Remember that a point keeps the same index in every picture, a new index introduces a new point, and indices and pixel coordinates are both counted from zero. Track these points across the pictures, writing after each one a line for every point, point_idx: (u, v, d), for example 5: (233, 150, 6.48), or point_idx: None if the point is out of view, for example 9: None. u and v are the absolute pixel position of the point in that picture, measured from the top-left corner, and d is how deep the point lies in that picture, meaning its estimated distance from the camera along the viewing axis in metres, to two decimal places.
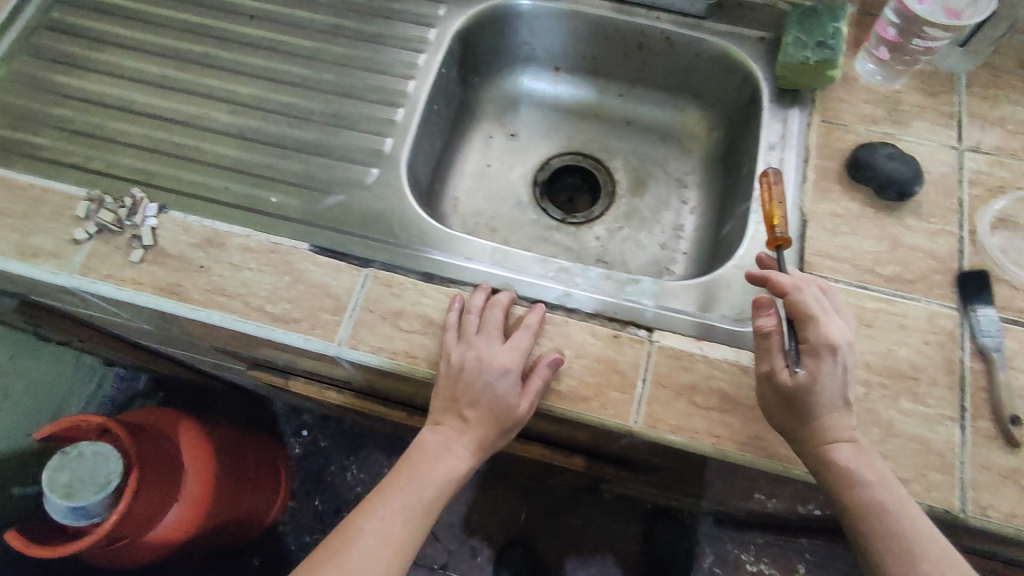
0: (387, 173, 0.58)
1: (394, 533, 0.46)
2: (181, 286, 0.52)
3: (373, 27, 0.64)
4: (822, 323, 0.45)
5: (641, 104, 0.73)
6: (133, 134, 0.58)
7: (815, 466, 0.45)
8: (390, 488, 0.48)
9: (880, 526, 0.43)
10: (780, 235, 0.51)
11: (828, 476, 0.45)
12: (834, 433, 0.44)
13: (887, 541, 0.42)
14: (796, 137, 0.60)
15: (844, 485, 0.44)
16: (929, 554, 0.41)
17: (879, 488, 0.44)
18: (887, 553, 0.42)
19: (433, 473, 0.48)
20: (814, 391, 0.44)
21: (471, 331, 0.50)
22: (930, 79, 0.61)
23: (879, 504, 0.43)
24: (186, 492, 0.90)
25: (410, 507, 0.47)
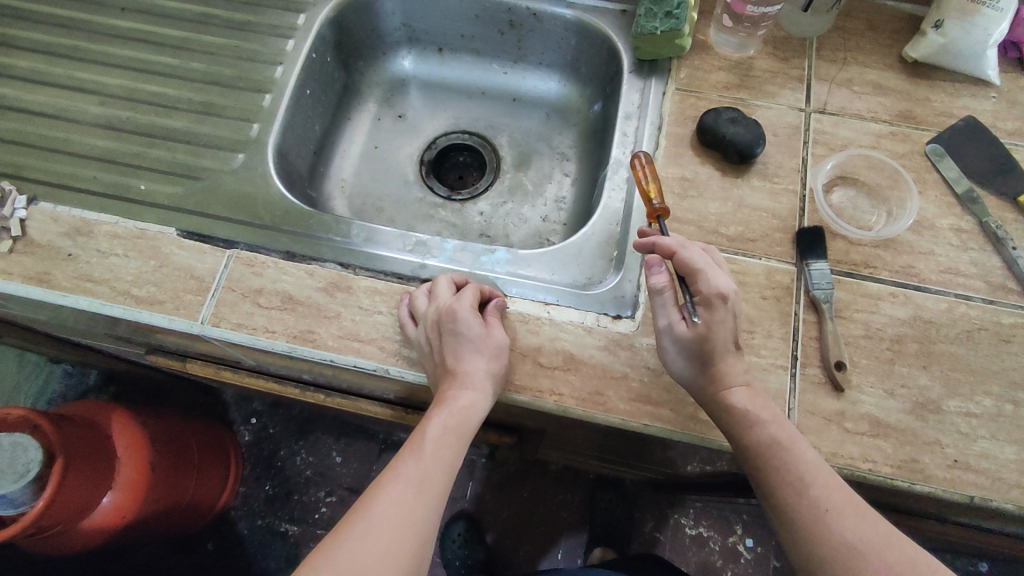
0: (252, 157, 0.60)
1: (419, 483, 0.45)
2: (49, 274, 0.54)
3: (242, 14, 0.66)
4: (709, 275, 0.48)
5: (524, 79, 0.75)
6: (4, 128, 0.60)
7: (714, 412, 0.47)
8: (405, 450, 0.47)
9: (774, 461, 0.45)
10: (658, 206, 0.53)
11: (725, 419, 0.47)
12: (727, 378, 0.47)
13: (782, 474, 0.44)
14: (652, 106, 0.62)
15: (740, 426, 0.46)
16: (814, 483, 0.43)
17: (772, 425, 0.46)
18: (785, 488, 0.44)
19: (441, 422, 0.47)
20: (710, 338, 0.47)
21: (422, 303, 0.51)
22: (782, 44, 0.63)
23: (775, 441, 0.45)
24: (119, 478, 0.91)
25: (430, 456, 0.46)
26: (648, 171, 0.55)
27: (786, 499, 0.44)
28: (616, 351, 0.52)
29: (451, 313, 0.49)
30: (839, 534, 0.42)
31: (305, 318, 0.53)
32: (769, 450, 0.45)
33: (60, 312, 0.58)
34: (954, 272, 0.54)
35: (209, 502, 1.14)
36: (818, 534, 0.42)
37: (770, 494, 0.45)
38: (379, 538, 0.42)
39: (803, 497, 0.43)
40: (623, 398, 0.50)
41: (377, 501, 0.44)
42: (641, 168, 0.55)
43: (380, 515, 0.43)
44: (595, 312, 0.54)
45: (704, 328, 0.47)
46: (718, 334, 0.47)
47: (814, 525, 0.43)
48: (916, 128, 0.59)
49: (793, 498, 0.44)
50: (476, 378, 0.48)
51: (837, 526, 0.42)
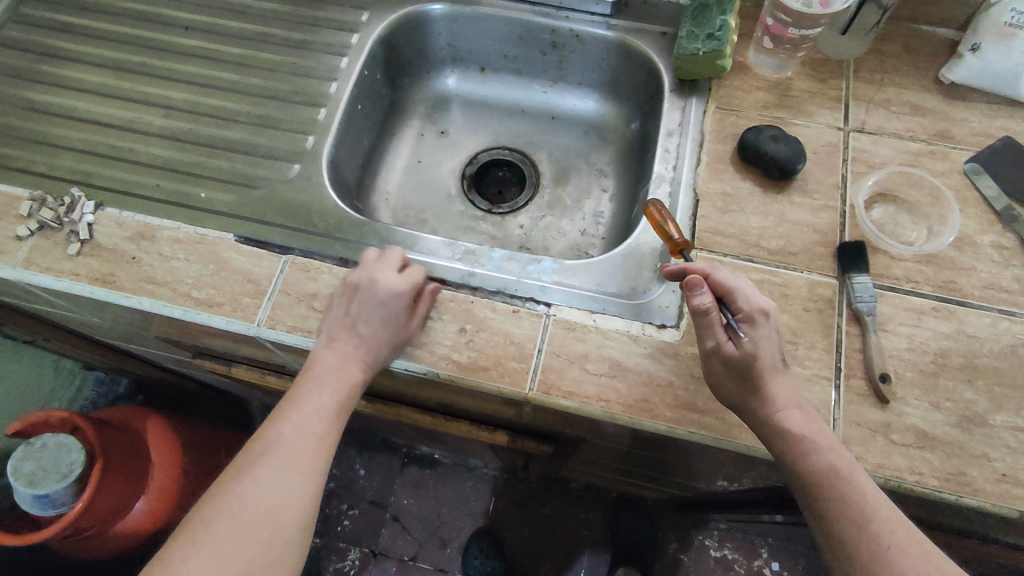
0: (307, 168, 0.63)
1: (309, 438, 0.48)
2: (114, 276, 0.56)
3: (297, 33, 0.70)
4: (747, 293, 0.49)
5: (563, 98, 0.77)
6: (74, 138, 0.63)
7: (766, 437, 0.47)
8: (297, 402, 0.49)
9: (835, 491, 0.44)
10: (680, 240, 0.55)
11: (779, 443, 0.46)
12: (777, 399, 0.47)
13: (839, 504, 0.44)
14: (693, 124, 0.64)
15: (795, 451, 0.45)
16: (875, 516, 0.43)
17: (831, 453, 0.45)
18: (845, 519, 0.44)
19: (336, 383, 0.50)
20: (757, 355, 0.47)
21: (370, 262, 0.55)
22: (820, 66, 0.65)
23: (834, 470, 0.45)
24: (152, 484, 0.92)
25: (325, 412, 0.49)
26: (664, 213, 0.56)
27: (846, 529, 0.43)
28: (661, 359, 0.53)
29: (387, 284, 0.52)
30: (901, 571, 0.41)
31: None
32: (829, 476, 0.45)
33: (118, 313, 0.60)
34: (997, 288, 0.55)
35: None
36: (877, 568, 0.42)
37: (826, 524, 0.45)
38: (274, 489, 0.45)
39: (864, 528, 0.43)
40: (669, 405, 0.51)
41: (269, 453, 0.47)
42: (658, 211, 0.56)
43: (273, 469, 0.46)
44: (640, 321, 0.55)
45: (750, 345, 0.47)
46: (764, 352, 0.47)
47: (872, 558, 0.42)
48: (954, 147, 0.60)
49: (852, 531, 0.43)
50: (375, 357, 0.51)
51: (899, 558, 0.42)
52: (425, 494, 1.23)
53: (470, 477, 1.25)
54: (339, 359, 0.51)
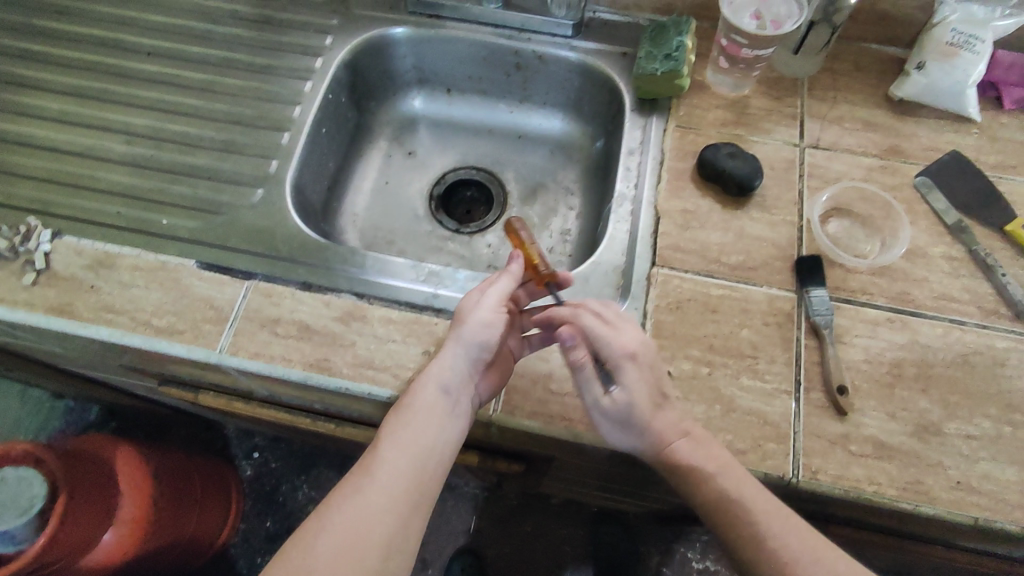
0: (271, 192, 0.63)
1: (419, 452, 0.46)
2: (72, 305, 0.55)
3: (261, 58, 0.70)
4: (615, 336, 0.49)
5: (529, 118, 0.78)
6: (32, 166, 0.63)
7: (667, 472, 0.48)
8: (398, 426, 0.46)
9: (733, 515, 0.45)
10: (545, 271, 0.55)
11: (675, 477, 0.48)
12: (665, 437, 0.48)
13: (739, 532, 0.45)
14: (653, 142, 0.65)
15: (693, 484, 0.47)
16: (772, 542, 0.44)
17: (723, 477, 0.46)
18: (745, 541, 0.45)
19: (434, 389, 0.48)
20: (630, 403, 0.48)
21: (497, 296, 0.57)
22: (775, 84, 0.67)
23: (730, 496, 0.46)
24: (121, 515, 0.90)
25: (429, 424, 0.47)
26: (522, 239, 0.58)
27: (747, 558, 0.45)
28: None
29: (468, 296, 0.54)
30: None
31: (322, 346, 0.54)
32: (726, 506, 0.46)
33: (78, 342, 0.60)
34: (948, 299, 0.56)
35: (211, 538, 1.11)
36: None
37: (734, 551, 0.46)
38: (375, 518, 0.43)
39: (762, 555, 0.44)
40: None
41: (370, 481, 0.44)
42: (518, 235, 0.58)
43: (376, 497, 0.43)
44: None
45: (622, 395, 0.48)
46: (638, 399, 0.48)
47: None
48: (905, 162, 0.62)
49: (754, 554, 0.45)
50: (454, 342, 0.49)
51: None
52: None
53: (451, 496, 1.23)
54: (441, 377, 0.48)
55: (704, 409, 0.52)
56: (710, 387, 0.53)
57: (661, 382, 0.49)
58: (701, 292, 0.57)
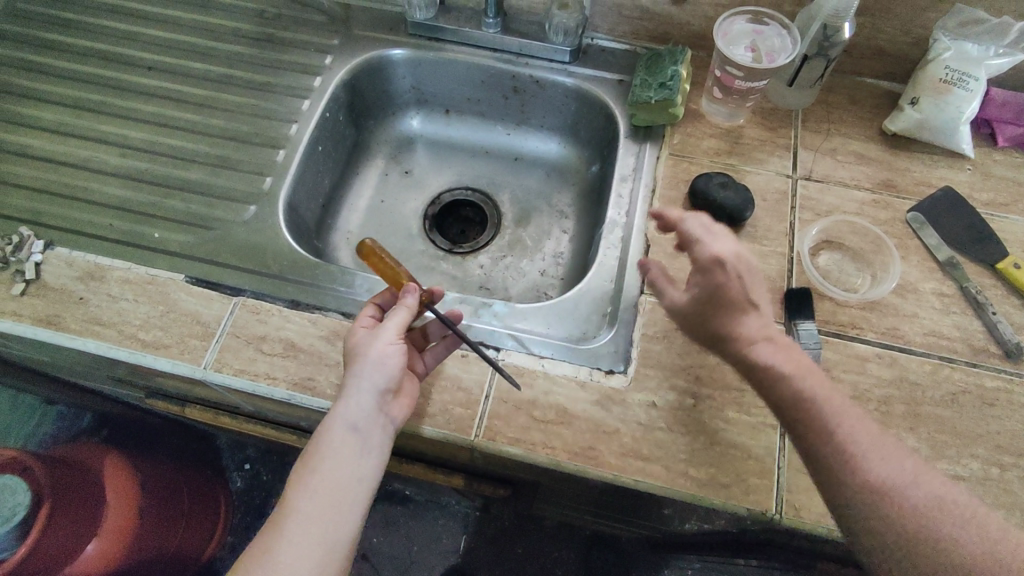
0: (264, 209, 0.63)
1: (331, 497, 0.44)
2: (60, 316, 0.55)
3: (261, 76, 0.71)
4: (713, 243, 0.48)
5: (526, 140, 0.79)
6: (27, 176, 0.64)
7: (749, 373, 0.45)
8: (306, 472, 0.45)
9: (819, 417, 0.42)
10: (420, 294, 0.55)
11: (758, 375, 0.45)
12: (747, 337, 0.45)
13: (834, 454, 0.41)
14: (646, 169, 0.65)
15: (774, 382, 0.44)
16: (870, 463, 0.41)
17: (810, 383, 0.44)
18: (828, 446, 0.42)
19: (342, 428, 0.46)
20: (720, 309, 0.46)
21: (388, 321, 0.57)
22: (770, 115, 0.67)
23: (813, 398, 0.43)
24: (105, 524, 0.89)
25: (340, 465, 0.45)
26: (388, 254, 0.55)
27: (841, 484, 0.41)
28: (608, 406, 0.53)
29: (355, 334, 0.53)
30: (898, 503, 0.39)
31: (307, 365, 0.54)
32: (806, 416, 0.43)
33: (65, 353, 0.60)
34: (938, 336, 0.56)
35: (196, 555, 1.08)
36: (876, 527, 0.39)
37: (815, 463, 0.42)
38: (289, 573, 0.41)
39: (861, 481, 0.40)
40: (615, 453, 0.51)
41: (281, 535, 0.43)
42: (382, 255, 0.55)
43: (289, 551, 0.42)
44: (589, 366, 0.55)
45: (699, 283, 0.47)
46: (730, 299, 0.46)
47: (875, 517, 0.39)
48: (897, 196, 0.62)
49: (842, 464, 0.41)
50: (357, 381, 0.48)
51: (903, 512, 0.39)
52: (393, 531, 1.20)
53: (442, 514, 1.22)
54: (348, 415, 0.46)
55: (688, 441, 0.51)
56: (695, 419, 0.52)
57: (754, 284, 0.47)
58: None
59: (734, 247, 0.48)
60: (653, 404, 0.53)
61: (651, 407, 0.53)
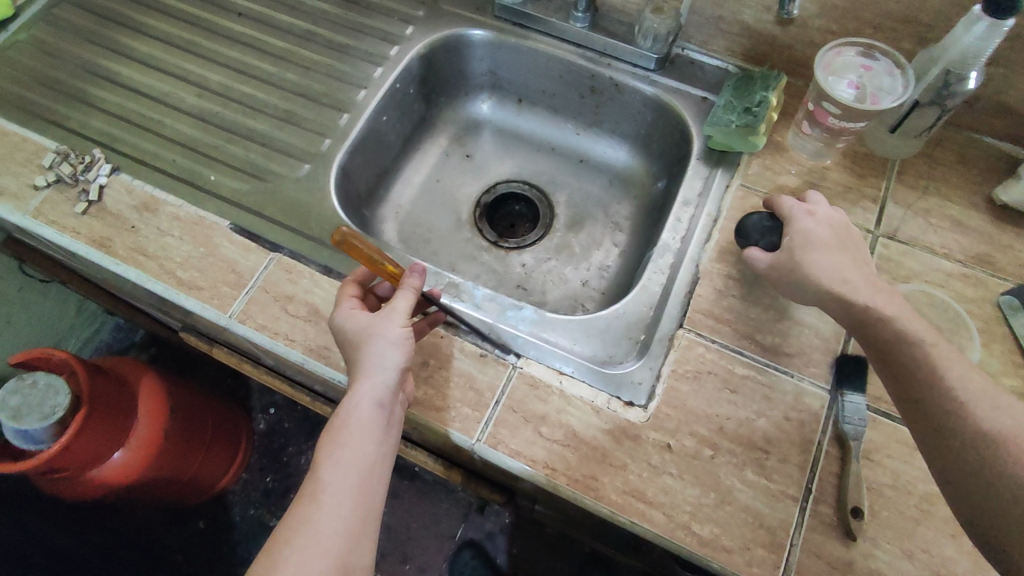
0: (317, 170, 0.63)
1: (361, 471, 0.44)
2: (110, 241, 0.57)
3: (341, 37, 0.71)
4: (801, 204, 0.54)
5: (595, 143, 0.75)
6: (110, 101, 0.66)
7: (854, 321, 0.46)
8: (334, 449, 0.44)
9: (914, 354, 0.42)
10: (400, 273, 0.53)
11: (859, 320, 0.46)
12: (831, 268, 0.48)
13: (952, 399, 0.40)
14: (713, 195, 0.61)
15: (869, 320, 0.45)
16: (998, 410, 0.39)
17: (902, 319, 0.44)
18: (932, 388, 0.41)
19: (367, 406, 0.45)
20: (805, 247, 0.50)
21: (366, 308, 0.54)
22: (862, 160, 0.61)
23: (912, 336, 0.43)
24: (133, 437, 0.92)
25: (367, 439, 0.44)
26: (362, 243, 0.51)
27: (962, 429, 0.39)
28: (619, 439, 0.50)
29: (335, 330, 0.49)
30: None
31: (325, 334, 0.53)
32: (899, 359, 0.43)
33: (111, 275, 0.62)
34: None
35: (208, 482, 1.12)
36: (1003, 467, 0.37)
37: (916, 412, 0.42)
38: (329, 546, 0.41)
39: (988, 428, 0.38)
40: (617, 489, 0.48)
41: (316, 511, 0.42)
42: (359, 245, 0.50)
43: (327, 525, 0.42)
44: (608, 393, 0.52)
45: (800, 229, 0.51)
46: (813, 236, 0.50)
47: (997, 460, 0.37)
48: (992, 275, 0.55)
49: (946, 408, 0.40)
50: (379, 361, 0.46)
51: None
52: (395, 504, 1.20)
53: (445, 498, 1.20)
54: (373, 392, 0.45)
55: (697, 494, 0.48)
56: (709, 472, 0.49)
57: (850, 244, 0.50)
58: (724, 367, 0.52)
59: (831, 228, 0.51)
60: (667, 447, 0.49)
61: (664, 450, 0.49)
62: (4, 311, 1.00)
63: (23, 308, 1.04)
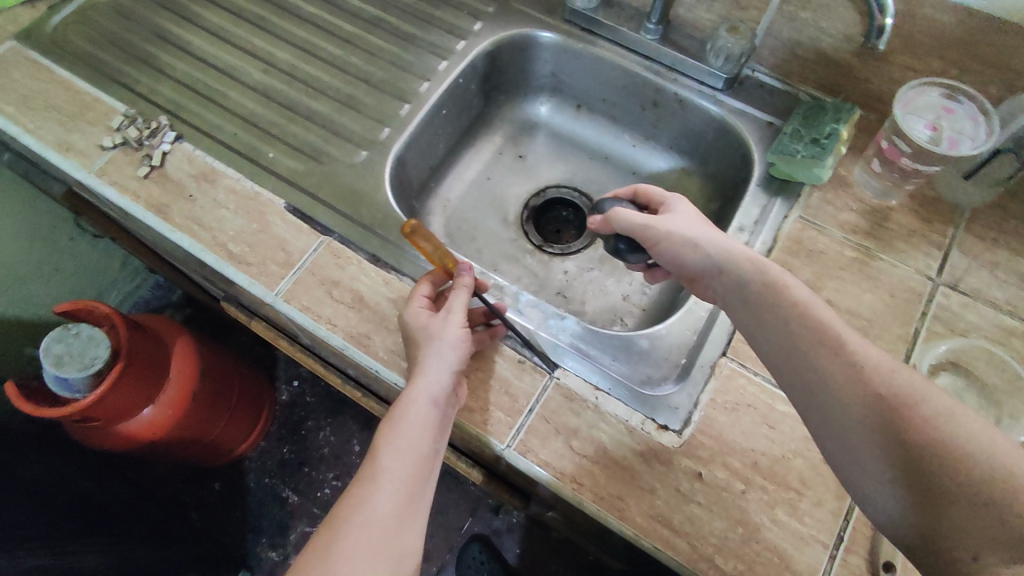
0: (373, 157, 0.63)
1: (416, 464, 0.44)
2: (168, 207, 0.58)
3: (409, 26, 0.71)
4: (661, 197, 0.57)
5: (650, 157, 0.74)
6: (179, 69, 0.68)
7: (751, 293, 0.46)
8: (390, 442, 0.45)
9: (805, 323, 0.42)
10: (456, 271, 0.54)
11: (757, 292, 0.45)
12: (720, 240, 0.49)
13: (847, 368, 0.39)
14: (770, 223, 0.59)
15: (765, 289, 0.45)
16: (894, 375, 0.38)
17: (796, 289, 0.44)
18: (827, 357, 0.40)
19: (424, 401, 0.46)
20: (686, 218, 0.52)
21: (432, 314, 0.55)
22: (929, 204, 0.59)
23: (803, 303, 0.43)
24: (163, 395, 0.94)
25: (423, 433, 0.45)
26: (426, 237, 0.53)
27: (860, 415, 0.38)
28: (650, 462, 0.49)
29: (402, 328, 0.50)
30: (921, 409, 0.36)
31: (367, 322, 0.54)
32: (794, 329, 0.42)
33: (164, 240, 0.63)
34: None
35: (228, 446, 1.15)
36: (909, 451, 0.36)
37: (812, 388, 0.41)
38: (384, 534, 0.41)
39: (885, 406, 0.37)
40: (642, 512, 0.48)
41: (372, 500, 0.42)
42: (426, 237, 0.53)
43: (383, 515, 0.42)
44: (643, 414, 0.51)
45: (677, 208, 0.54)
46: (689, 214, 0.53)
47: (898, 443, 0.36)
48: None
49: (840, 377, 0.39)
50: (437, 358, 0.47)
51: (928, 430, 0.36)
52: None
53: (455, 490, 1.20)
54: (430, 389, 0.46)
55: (724, 527, 0.47)
56: (738, 507, 0.48)
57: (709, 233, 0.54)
58: (765, 402, 0.51)
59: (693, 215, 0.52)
60: (698, 476, 0.49)
61: (695, 478, 0.49)
62: (53, 260, 1.03)
63: (71, 258, 1.07)
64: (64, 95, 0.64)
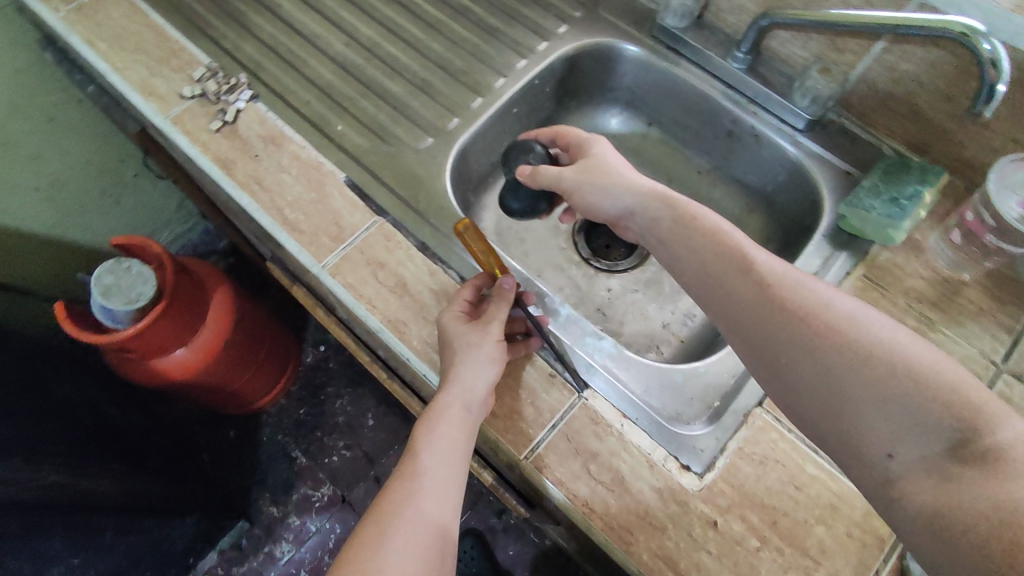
0: (438, 145, 0.63)
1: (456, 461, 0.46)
2: (233, 164, 0.60)
3: (494, 19, 0.71)
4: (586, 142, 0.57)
5: (715, 186, 0.72)
6: (265, 30, 0.69)
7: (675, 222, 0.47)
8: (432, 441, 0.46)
9: (718, 247, 0.44)
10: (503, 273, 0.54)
11: (681, 224, 0.47)
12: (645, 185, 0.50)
13: (762, 290, 0.41)
14: (830, 278, 0.57)
15: (683, 218, 0.47)
16: (802, 289, 0.40)
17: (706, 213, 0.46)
18: (742, 282, 0.42)
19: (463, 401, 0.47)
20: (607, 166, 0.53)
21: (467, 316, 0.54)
22: (1006, 283, 0.55)
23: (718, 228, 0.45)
24: (196, 339, 0.96)
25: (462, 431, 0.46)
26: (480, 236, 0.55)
27: (783, 337, 0.39)
28: (666, 500, 0.48)
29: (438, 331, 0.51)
30: (829, 318, 0.39)
31: (406, 309, 0.54)
32: (712, 258, 0.44)
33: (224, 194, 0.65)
34: None
35: (250, 398, 1.17)
36: (823, 359, 0.38)
37: (733, 317, 0.42)
38: (432, 526, 0.42)
39: (802, 324, 0.39)
40: (649, 549, 0.46)
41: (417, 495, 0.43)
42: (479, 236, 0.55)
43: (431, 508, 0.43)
44: (667, 450, 0.50)
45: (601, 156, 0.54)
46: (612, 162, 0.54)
47: (818, 357, 0.38)
48: None
49: (758, 302, 0.41)
50: (478, 361, 0.48)
51: (841, 335, 0.38)
52: None
53: None
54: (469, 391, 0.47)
55: None
56: (750, 563, 0.46)
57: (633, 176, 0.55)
58: (795, 461, 0.49)
59: (612, 161, 0.54)
60: (713, 524, 0.47)
61: (709, 526, 0.47)
62: (116, 193, 1.07)
63: (133, 194, 1.11)
64: (154, 40, 0.65)
